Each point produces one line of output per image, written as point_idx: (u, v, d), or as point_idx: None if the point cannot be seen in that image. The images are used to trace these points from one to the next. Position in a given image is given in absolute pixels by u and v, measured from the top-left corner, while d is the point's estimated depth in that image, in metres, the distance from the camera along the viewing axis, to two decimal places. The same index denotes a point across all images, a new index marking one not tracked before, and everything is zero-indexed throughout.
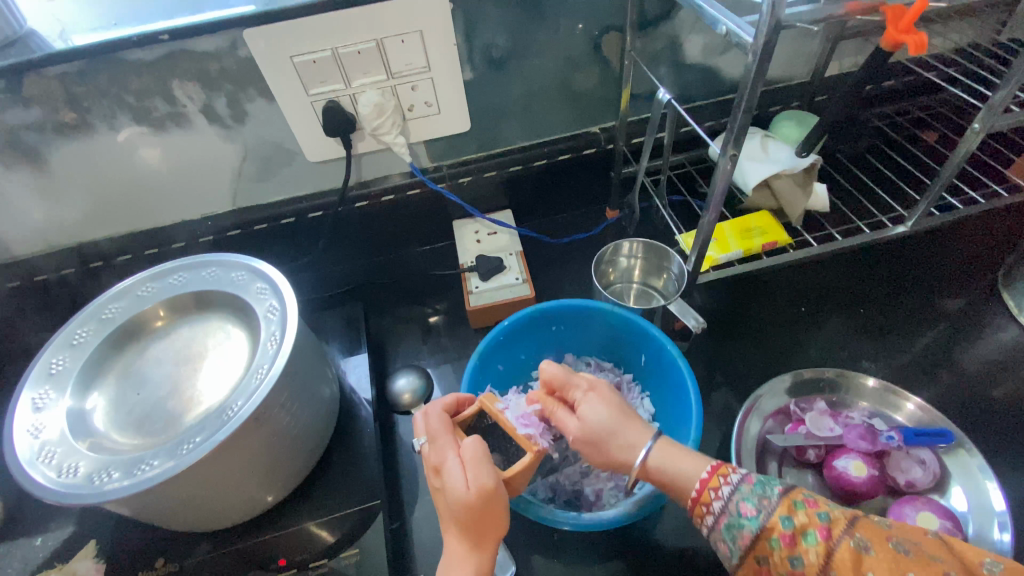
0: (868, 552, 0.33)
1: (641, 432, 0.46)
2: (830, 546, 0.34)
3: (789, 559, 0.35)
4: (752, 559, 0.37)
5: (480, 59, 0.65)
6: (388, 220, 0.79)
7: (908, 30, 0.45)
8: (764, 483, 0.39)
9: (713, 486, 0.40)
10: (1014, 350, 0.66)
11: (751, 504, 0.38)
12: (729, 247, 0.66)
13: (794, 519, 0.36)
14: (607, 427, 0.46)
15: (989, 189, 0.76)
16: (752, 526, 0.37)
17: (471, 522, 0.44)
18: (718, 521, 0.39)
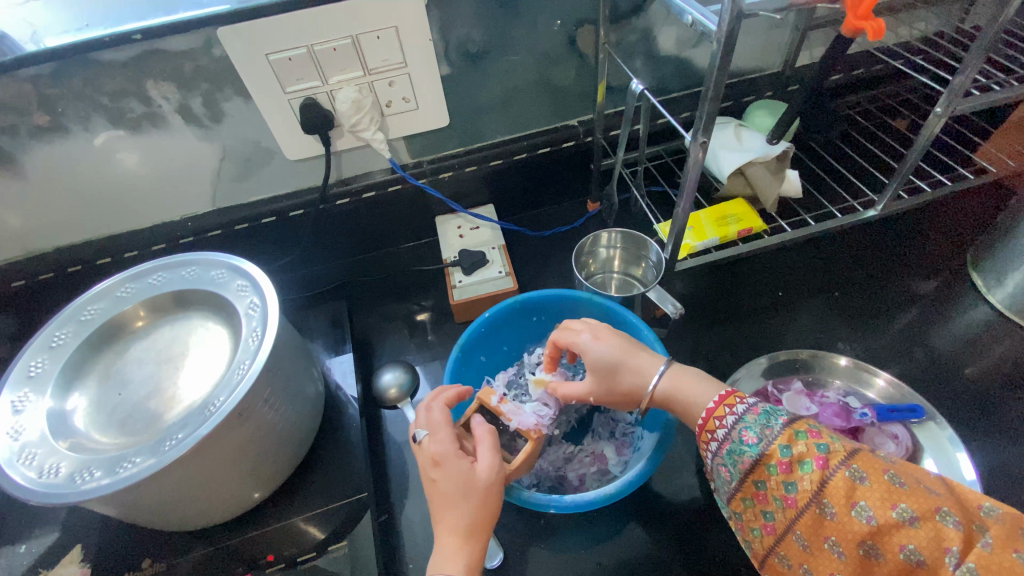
0: (862, 482, 0.35)
1: (653, 362, 0.49)
2: (824, 474, 0.36)
3: (784, 483, 0.37)
4: (749, 484, 0.39)
5: (457, 55, 0.65)
6: (371, 217, 0.79)
7: (867, 16, 0.44)
8: (768, 414, 0.40)
9: (718, 415, 0.42)
10: (983, 328, 0.68)
11: (753, 433, 0.40)
12: (706, 235, 0.67)
13: (792, 448, 0.38)
14: (617, 360, 0.50)
15: (955, 172, 0.78)
16: (753, 452, 0.39)
17: (473, 515, 0.44)
18: (721, 447, 0.41)
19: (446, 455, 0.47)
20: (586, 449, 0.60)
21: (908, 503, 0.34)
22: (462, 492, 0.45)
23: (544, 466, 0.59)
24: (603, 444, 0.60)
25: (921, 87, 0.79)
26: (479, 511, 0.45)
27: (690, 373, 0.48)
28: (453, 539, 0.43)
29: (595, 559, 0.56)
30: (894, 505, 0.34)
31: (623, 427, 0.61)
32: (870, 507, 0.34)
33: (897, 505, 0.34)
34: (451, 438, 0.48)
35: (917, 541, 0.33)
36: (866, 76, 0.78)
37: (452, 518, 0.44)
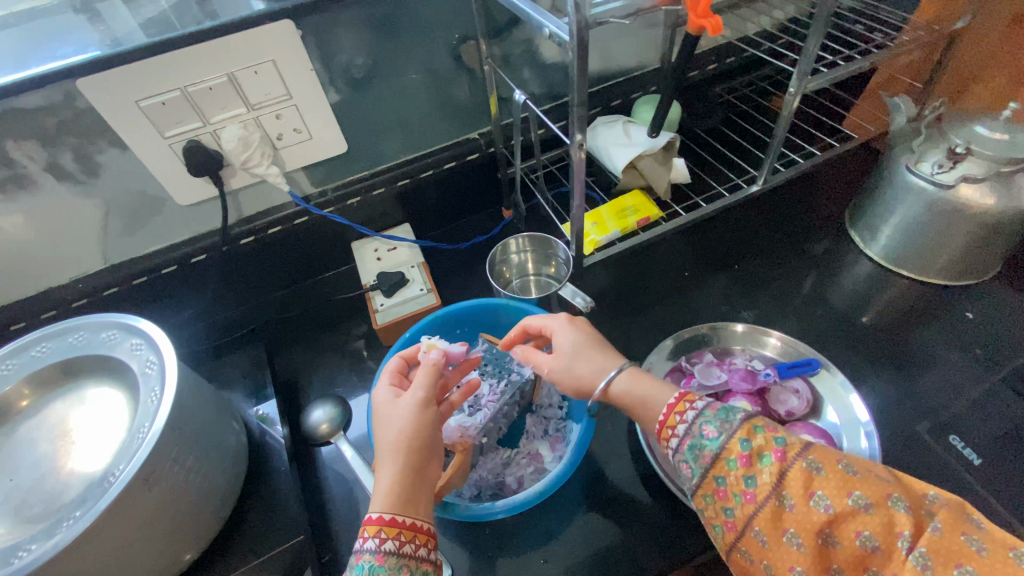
0: (818, 472, 0.35)
1: (614, 364, 0.50)
2: (782, 465, 0.36)
3: (744, 477, 0.37)
4: (709, 480, 0.38)
5: (342, 82, 0.65)
6: (280, 253, 0.76)
7: (706, 14, 0.48)
8: (727, 409, 0.40)
9: (679, 410, 0.42)
10: (864, 281, 0.76)
11: (713, 426, 0.39)
12: (609, 228, 0.71)
13: (751, 442, 0.38)
14: (575, 351, 0.52)
15: (824, 142, 0.87)
16: (713, 445, 0.38)
17: (403, 441, 0.46)
18: (682, 443, 0.40)
19: (382, 403, 0.50)
20: (522, 451, 0.60)
21: (862, 490, 0.34)
22: (393, 429, 0.47)
23: (482, 475, 0.58)
24: (538, 443, 0.61)
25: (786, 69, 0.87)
26: (407, 434, 0.46)
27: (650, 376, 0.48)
28: (383, 477, 0.44)
29: (542, 557, 0.56)
30: (850, 492, 0.34)
31: (556, 423, 0.62)
32: (827, 496, 0.34)
33: (852, 492, 0.34)
34: (390, 388, 0.52)
35: (870, 527, 0.33)
36: (737, 64, 0.85)
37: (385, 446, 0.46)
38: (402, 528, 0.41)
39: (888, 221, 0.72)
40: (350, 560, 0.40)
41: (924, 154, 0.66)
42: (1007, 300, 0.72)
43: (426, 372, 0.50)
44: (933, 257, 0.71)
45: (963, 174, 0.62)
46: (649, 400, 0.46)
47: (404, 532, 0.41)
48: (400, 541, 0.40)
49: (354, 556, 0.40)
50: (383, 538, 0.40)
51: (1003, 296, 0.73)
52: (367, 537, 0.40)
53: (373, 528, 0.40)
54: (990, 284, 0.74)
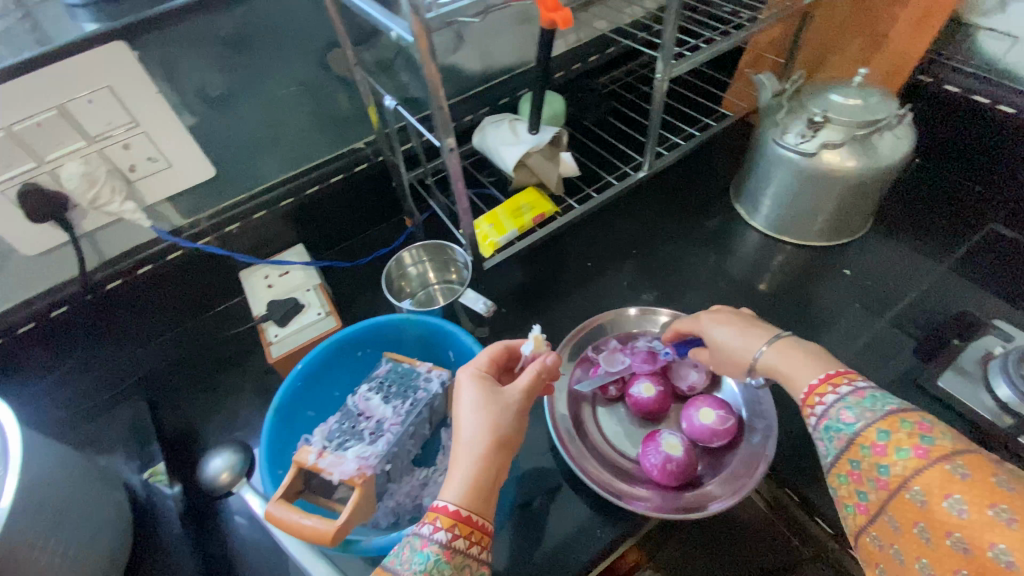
0: (962, 476, 0.33)
1: (763, 339, 0.51)
2: (922, 461, 0.35)
3: (876, 465, 0.37)
4: (844, 461, 0.39)
5: (198, 101, 0.60)
6: (157, 293, 0.68)
7: (556, 7, 0.47)
8: (875, 399, 0.40)
9: (820, 391, 0.43)
10: (753, 251, 0.80)
11: (853, 412, 0.40)
12: (506, 228, 0.70)
13: (891, 433, 0.37)
14: (729, 335, 0.53)
15: (703, 123, 0.90)
16: (849, 429, 0.39)
17: (496, 432, 0.46)
18: (819, 422, 0.42)
19: (471, 392, 0.48)
20: (440, 468, 0.57)
21: (1005, 504, 0.32)
22: (484, 422, 0.46)
23: (398, 501, 0.54)
24: None
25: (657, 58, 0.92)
26: (506, 424, 0.47)
27: (798, 348, 0.48)
28: (461, 470, 0.43)
29: None
30: (990, 504, 0.32)
31: None
32: (963, 500, 0.33)
33: (995, 504, 0.32)
34: (482, 374, 0.50)
35: (1010, 542, 0.31)
36: (611, 56, 0.88)
37: (462, 443, 0.45)
38: (474, 528, 0.41)
39: (765, 192, 0.76)
40: (413, 545, 0.40)
41: (789, 125, 0.69)
42: (877, 252, 0.78)
43: (532, 374, 0.50)
44: (810, 221, 0.76)
45: (823, 142, 0.66)
46: (796, 375, 0.46)
47: (474, 531, 0.41)
48: (468, 540, 0.41)
49: (420, 542, 0.40)
50: (456, 534, 0.40)
51: (873, 248, 0.79)
52: (440, 528, 0.40)
53: (448, 521, 0.40)
54: (863, 239, 0.80)
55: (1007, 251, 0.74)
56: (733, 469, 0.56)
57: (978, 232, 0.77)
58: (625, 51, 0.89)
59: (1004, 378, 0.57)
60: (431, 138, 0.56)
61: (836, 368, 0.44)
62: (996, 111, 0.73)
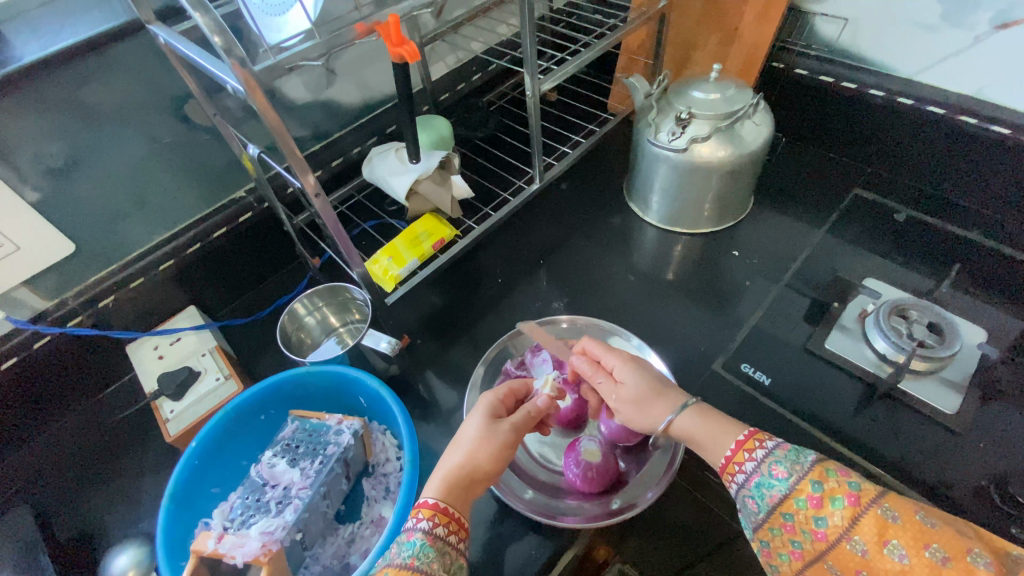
0: (894, 521, 0.36)
1: (671, 403, 0.52)
2: (856, 511, 0.37)
3: (814, 518, 0.39)
4: (777, 515, 0.41)
5: (40, 175, 0.55)
6: (28, 387, 0.62)
7: (401, 42, 0.48)
8: (798, 451, 0.42)
9: (748, 448, 0.44)
10: (652, 245, 0.83)
11: (783, 467, 0.41)
12: (405, 259, 0.69)
13: (823, 484, 0.39)
14: (644, 389, 0.53)
15: (589, 128, 0.94)
16: (782, 486, 0.41)
17: (488, 446, 0.50)
18: (747, 480, 0.43)
19: (478, 415, 0.53)
20: (365, 520, 0.55)
21: (939, 543, 0.35)
22: (484, 437, 0.51)
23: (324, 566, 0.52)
24: (380, 507, 0.56)
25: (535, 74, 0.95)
26: (496, 444, 0.50)
27: (707, 412, 0.50)
28: (444, 468, 0.48)
29: None
30: (927, 545, 0.35)
31: (395, 478, 0.57)
32: (902, 545, 0.35)
33: (930, 545, 0.35)
34: (497, 403, 0.54)
35: None
36: (488, 77, 0.90)
37: (455, 454, 0.50)
38: (452, 518, 0.45)
39: (652, 189, 0.80)
40: (400, 539, 0.43)
41: (660, 124, 0.73)
42: (766, 228, 0.83)
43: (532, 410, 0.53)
44: (698, 210, 0.80)
45: (691, 138, 0.69)
46: (715, 436, 0.47)
47: (451, 522, 0.44)
48: (447, 529, 0.44)
49: (405, 533, 0.43)
50: (437, 522, 0.44)
51: (761, 226, 0.83)
52: (423, 518, 0.44)
53: (427, 510, 0.44)
54: (748, 218, 0.85)
55: (871, 211, 0.81)
56: (652, 464, 0.57)
57: (845, 196, 0.84)
58: (504, 70, 0.91)
59: (879, 332, 0.63)
60: (296, 183, 0.54)
61: (745, 433, 0.46)
62: (840, 88, 0.80)
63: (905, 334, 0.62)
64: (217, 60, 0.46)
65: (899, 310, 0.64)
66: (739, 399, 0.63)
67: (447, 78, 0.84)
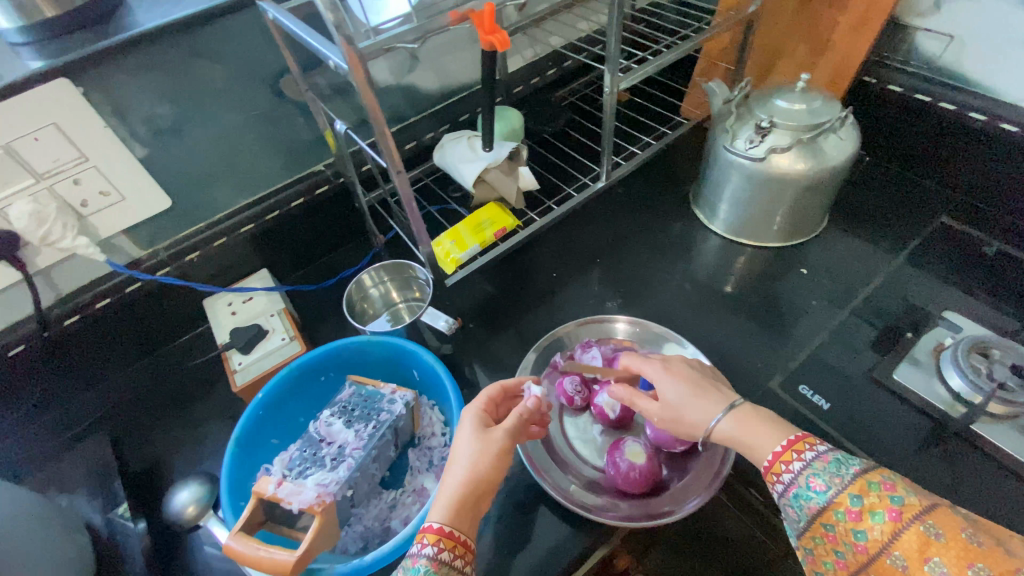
0: (937, 538, 0.34)
1: (716, 404, 0.49)
2: (896, 526, 0.35)
3: (852, 530, 0.37)
4: (817, 526, 0.39)
5: (149, 134, 0.60)
6: (119, 326, 0.68)
7: (493, 30, 0.49)
8: (839, 462, 0.40)
9: (785, 459, 0.42)
10: (716, 254, 0.81)
11: (821, 479, 0.39)
12: (468, 244, 0.71)
13: (863, 498, 0.37)
14: (681, 402, 0.50)
15: (660, 131, 0.93)
16: (820, 498, 0.39)
17: (485, 466, 0.47)
18: (787, 489, 0.41)
19: (467, 426, 0.50)
20: (407, 489, 0.57)
21: (985, 563, 0.32)
22: (479, 451, 0.48)
23: (366, 526, 0.54)
24: (423, 478, 0.57)
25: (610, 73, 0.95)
26: (492, 460, 0.48)
27: (758, 416, 0.47)
28: (449, 489, 0.45)
29: None
30: (970, 565, 0.33)
31: (440, 453, 0.59)
32: (944, 564, 0.33)
33: (973, 565, 0.32)
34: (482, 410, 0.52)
35: None
36: (563, 72, 0.90)
37: (453, 475, 0.46)
38: (458, 542, 0.43)
39: (721, 198, 0.78)
40: (406, 564, 0.42)
41: (737, 132, 0.71)
42: (836, 250, 0.80)
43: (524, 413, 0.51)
44: (768, 222, 0.77)
45: (771, 146, 0.67)
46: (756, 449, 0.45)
47: (458, 546, 0.43)
48: (453, 553, 0.42)
49: (410, 559, 0.42)
50: (442, 548, 0.42)
51: (831, 246, 0.80)
52: (428, 543, 0.42)
53: (434, 536, 0.42)
54: (819, 237, 0.81)
55: (957, 241, 0.76)
56: (697, 474, 0.56)
57: (926, 223, 0.79)
58: (579, 67, 0.91)
59: (955, 367, 0.59)
60: (380, 160, 0.56)
61: (795, 433, 0.44)
62: (937, 108, 0.76)
63: (984, 373, 0.57)
64: (322, 38, 0.49)
65: (981, 347, 0.60)
66: (792, 419, 0.62)
67: (524, 71, 0.85)
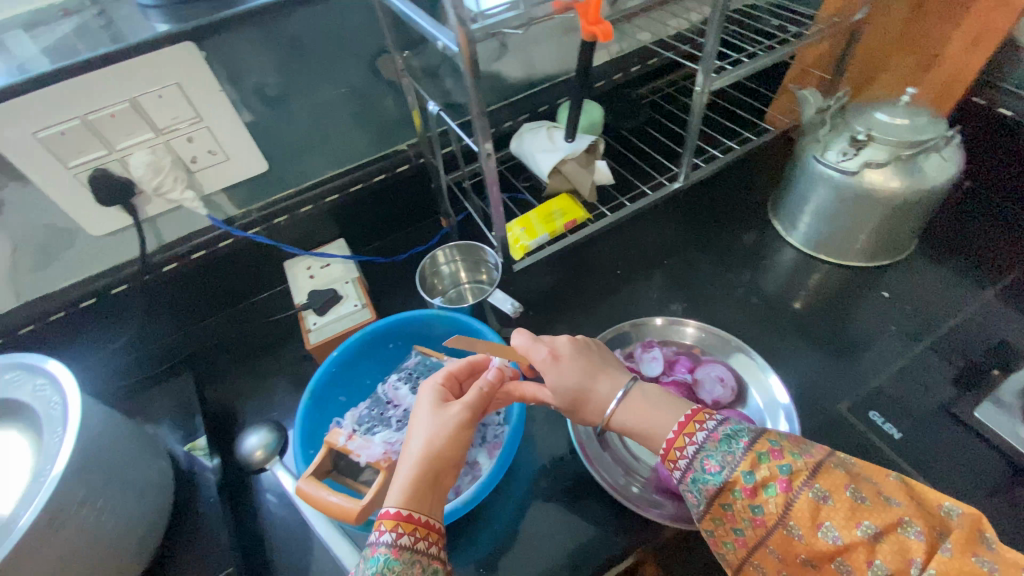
0: (826, 502, 0.37)
1: (612, 388, 0.50)
2: (788, 496, 0.38)
3: (750, 507, 0.39)
4: (716, 506, 0.41)
5: (255, 101, 0.64)
6: (210, 277, 0.73)
7: (597, 22, 0.50)
8: (729, 440, 0.41)
9: (679, 446, 0.43)
10: (790, 268, 0.79)
11: (716, 461, 0.41)
12: (537, 232, 0.72)
13: (756, 474, 0.39)
14: (580, 386, 0.51)
15: (742, 137, 0.90)
16: (716, 480, 0.40)
17: (437, 446, 0.45)
18: (685, 475, 0.42)
19: (423, 404, 0.49)
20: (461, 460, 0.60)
21: (869, 519, 0.36)
22: (433, 432, 0.46)
23: None
24: (476, 452, 0.60)
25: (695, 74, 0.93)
26: (447, 439, 0.46)
27: (652, 400, 0.48)
28: (403, 472, 0.44)
29: (484, 565, 0.54)
30: (858, 523, 0.36)
31: (494, 430, 0.62)
32: (834, 526, 0.36)
33: (860, 523, 0.36)
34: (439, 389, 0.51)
35: (883, 556, 0.35)
36: (647, 70, 0.89)
37: (410, 457, 0.45)
38: (418, 524, 0.40)
39: (803, 210, 0.76)
40: (365, 554, 0.39)
41: (831, 143, 0.69)
42: (922, 278, 0.75)
43: (482, 388, 0.49)
44: (850, 240, 0.74)
45: (865, 161, 0.65)
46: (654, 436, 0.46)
47: (418, 529, 0.40)
48: (414, 537, 0.40)
49: (369, 548, 0.39)
50: (400, 532, 0.39)
51: (917, 274, 0.76)
52: (385, 531, 0.39)
53: (390, 522, 0.40)
54: (905, 261, 0.77)
55: None
56: None
57: None
58: (664, 66, 0.90)
59: None
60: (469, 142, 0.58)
61: (690, 409, 0.46)
62: None
63: None
64: (430, 20, 0.51)
65: None
66: (857, 448, 0.60)
67: (609, 66, 0.85)
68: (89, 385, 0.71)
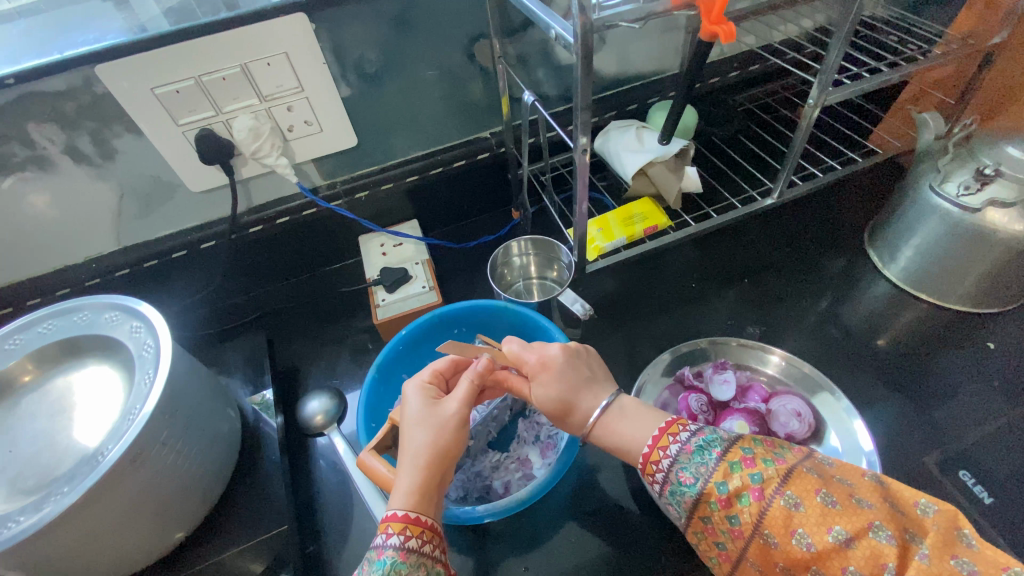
0: (797, 508, 0.36)
1: (595, 400, 0.48)
2: (761, 505, 0.37)
3: (727, 518, 0.38)
4: (697, 519, 0.40)
5: (355, 76, 0.65)
6: (290, 241, 0.76)
7: (719, 20, 0.48)
8: (702, 450, 0.40)
9: (655, 458, 0.42)
10: (882, 302, 0.73)
11: (691, 473, 0.40)
12: (614, 235, 0.70)
13: (728, 484, 0.38)
14: (563, 398, 0.49)
15: (844, 156, 0.85)
16: (692, 491, 0.39)
17: (437, 448, 0.45)
18: (664, 488, 0.42)
19: (414, 406, 0.48)
20: (512, 455, 0.59)
21: (841, 524, 0.34)
22: (432, 432, 0.46)
23: (468, 478, 0.57)
24: (528, 449, 0.59)
25: (799, 85, 0.88)
26: (445, 440, 0.46)
27: (631, 413, 0.47)
28: (406, 475, 0.43)
29: (527, 565, 0.54)
30: (829, 528, 0.34)
31: (548, 430, 0.60)
32: (808, 533, 0.35)
33: (831, 528, 0.34)
34: (427, 386, 0.50)
35: (857, 562, 0.33)
36: (748, 76, 0.85)
37: (410, 459, 0.44)
38: (425, 527, 0.41)
39: (906, 242, 0.70)
40: (371, 557, 0.39)
41: (952, 174, 0.63)
42: None
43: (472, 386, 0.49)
44: (957, 281, 0.68)
45: (990, 197, 0.59)
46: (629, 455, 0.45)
47: (425, 532, 0.41)
48: (421, 539, 0.40)
49: (376, 551, 0.39)
50: (409, 536, 0.40)
51: None
52: (392, 534, 0.40)
53: (398, 525, 0.40)
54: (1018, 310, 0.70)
55: None
56: None
57: None
58: (766, 73, 0.85)
59: None
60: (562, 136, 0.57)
61: (667, 419, 0.45)
62: None
63: None
64: (542, 8, 0.49)
65: None
66: None
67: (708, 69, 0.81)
68: (174, 327, 0.76)
